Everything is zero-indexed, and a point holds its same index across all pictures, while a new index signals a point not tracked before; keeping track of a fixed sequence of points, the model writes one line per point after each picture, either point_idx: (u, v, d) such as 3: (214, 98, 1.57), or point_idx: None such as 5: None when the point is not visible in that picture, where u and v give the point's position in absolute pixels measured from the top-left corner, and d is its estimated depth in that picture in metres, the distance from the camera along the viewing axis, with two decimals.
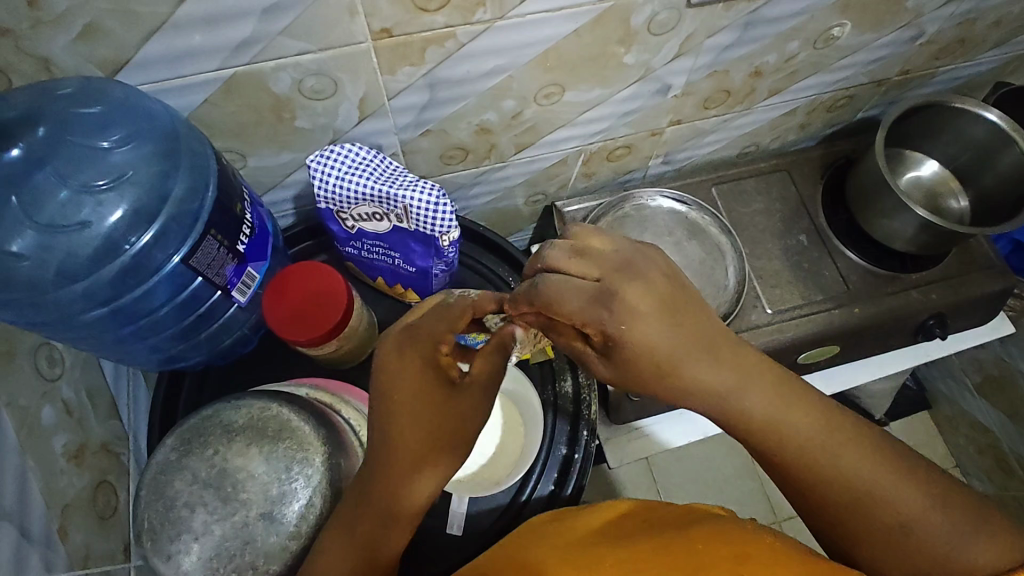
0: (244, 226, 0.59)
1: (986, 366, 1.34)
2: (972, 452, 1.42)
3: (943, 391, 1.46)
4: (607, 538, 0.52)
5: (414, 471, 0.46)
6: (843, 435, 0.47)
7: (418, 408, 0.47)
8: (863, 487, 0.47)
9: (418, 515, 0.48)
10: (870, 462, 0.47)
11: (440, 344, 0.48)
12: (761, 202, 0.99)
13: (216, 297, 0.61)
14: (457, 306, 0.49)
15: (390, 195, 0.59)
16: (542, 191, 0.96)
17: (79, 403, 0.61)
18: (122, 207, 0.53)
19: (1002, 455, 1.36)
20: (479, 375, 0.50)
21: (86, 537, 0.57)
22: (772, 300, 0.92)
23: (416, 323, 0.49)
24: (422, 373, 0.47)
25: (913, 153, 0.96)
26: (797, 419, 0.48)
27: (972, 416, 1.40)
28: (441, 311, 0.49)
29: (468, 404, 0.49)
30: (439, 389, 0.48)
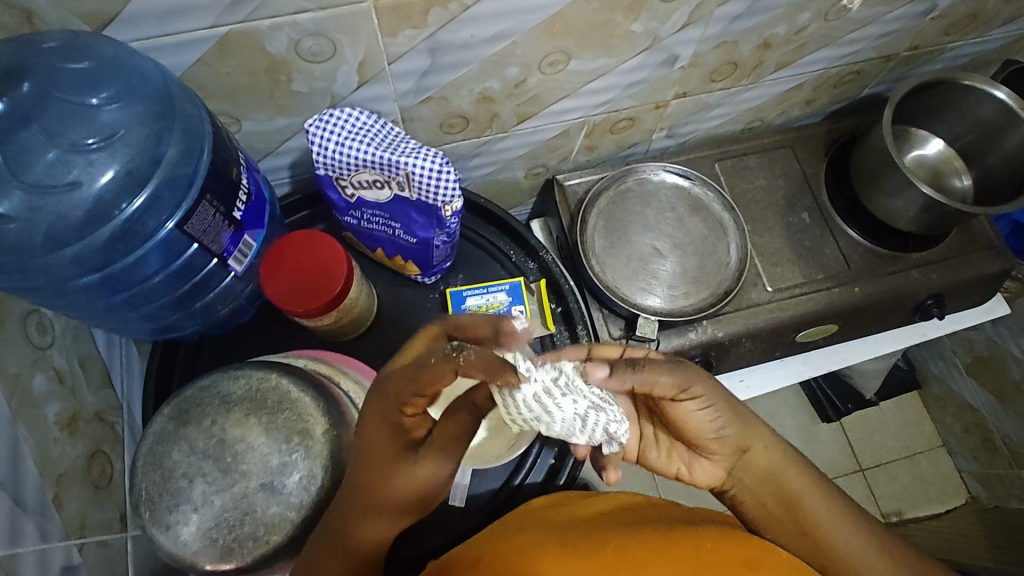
0: (240, 192, 0.57)
1: (976, 347, 1.34)
2: (959, 431, 1.45)
3: (933, 371, 1.48)
4: (612, 526, 0.54)
5: (387, 492, 0.48)
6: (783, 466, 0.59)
7: (382, 463, 0.47)
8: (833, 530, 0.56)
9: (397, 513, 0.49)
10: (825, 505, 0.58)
11: (406, 406, 0.44)
12: (764, 178, 0.98)
13: (211, 266, 0.60)
14: (432, 371, 0.41)
15: (392, 162, 0.57)
16: (543, 163, 0.94)
17: (71, 372, 0.59)
18: (112, 168, 0.51)
19: (989, 435, 1.38)
20: (439, 435, 0.49)
21: (81, 506, 0.56)
22: (773, 278, 0.92)
23: (389, 379, 0.44)
24: (385, 432, 0.46)
25: (918, 130, 0.95)
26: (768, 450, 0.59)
27: (960, 396, 1.42)
28: (415, 373, 0.42)
29: (428, 466, 0.48)
30: (400, 448, 0.47)
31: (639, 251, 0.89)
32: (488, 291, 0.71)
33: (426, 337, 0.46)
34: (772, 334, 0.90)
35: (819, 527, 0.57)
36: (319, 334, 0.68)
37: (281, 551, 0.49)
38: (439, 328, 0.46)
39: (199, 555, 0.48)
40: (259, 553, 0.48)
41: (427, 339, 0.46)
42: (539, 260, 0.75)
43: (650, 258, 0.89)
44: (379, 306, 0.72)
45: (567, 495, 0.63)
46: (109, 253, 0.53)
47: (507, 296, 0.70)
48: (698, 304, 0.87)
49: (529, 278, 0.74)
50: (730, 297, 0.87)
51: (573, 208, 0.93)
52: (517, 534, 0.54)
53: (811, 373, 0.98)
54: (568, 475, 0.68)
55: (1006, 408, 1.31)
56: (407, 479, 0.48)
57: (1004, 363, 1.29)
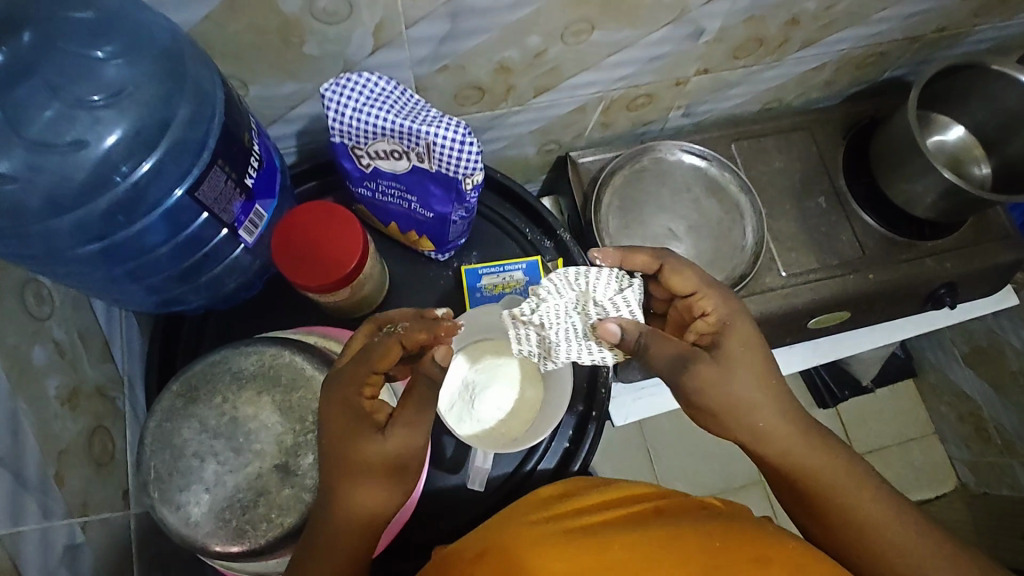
0: (252, 158, 0.55)
1: (975, 336, 1.34)
2: (952, 418, 1.43)
3: (930, 359, 1.46)
4: (619, 523, 0.55)
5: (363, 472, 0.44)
6: (819, 449, 0.56)
7: (348, 446, 0.44)
8: (851, 511, 0.55)
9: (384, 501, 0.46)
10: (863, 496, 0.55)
11: (363, 386, 0.45)
12: (781, 161, 0.96)
13: (219, 238, 0.57)
14: (381, 348, 0.45)
15: (412, 131, 0.54)
16: (556, 140, 0.91)
17: (71, 344, 0.57)
18: (118, 129, 0.48)
19: (983, 424, 1.36)
20: (403, 414, 0.45)
21: (83, 483, 0.54)
22: (789, 263, 0.90)
23: (345, 368, 0.46)
24: (343, 417, 0.44)
25: (940, 116, 0.93)
26: (783, 429, 0.55)
27: (959, 386, 1.39)
28: (365, 355, 0.45)
29: (399, 445, 0.44)
30: (362, 432, 0.44)
31: (654, 232, 0.88)
32: (505, 269, 0.70)
33: (362, 333, 0.49)
34: (784, 320, 0.89)
35: (849, 514, 0.55)
36: (329, 311, 0.67)
37: (295, 536, 0.47)
38: (369, 324, 0.49)
39: (210, 537, 0.46)
40: (273, 536, 0.46)
41: (363, 334, 0.49)
42: (555, 240, 0.73)
43: (664, 240, 0.88)
44: (389, 285, 0.70)
45: (576, 482, 0.64)
46: (111, 221, 0.51)
47: (524, 275, 0.70)
48: None
49: (544, 258, 0.73)
50: (745, 281, 0.86)
51: (586, 186, 0.91)
52: (525, 525, 0.55)
53: (819, 360, 0.98)
54: (582, 462, 0.67)
55: (1003, 397, 1.31)
56: (375, 462, 0.45)
57: (1003, 352, 1.28)
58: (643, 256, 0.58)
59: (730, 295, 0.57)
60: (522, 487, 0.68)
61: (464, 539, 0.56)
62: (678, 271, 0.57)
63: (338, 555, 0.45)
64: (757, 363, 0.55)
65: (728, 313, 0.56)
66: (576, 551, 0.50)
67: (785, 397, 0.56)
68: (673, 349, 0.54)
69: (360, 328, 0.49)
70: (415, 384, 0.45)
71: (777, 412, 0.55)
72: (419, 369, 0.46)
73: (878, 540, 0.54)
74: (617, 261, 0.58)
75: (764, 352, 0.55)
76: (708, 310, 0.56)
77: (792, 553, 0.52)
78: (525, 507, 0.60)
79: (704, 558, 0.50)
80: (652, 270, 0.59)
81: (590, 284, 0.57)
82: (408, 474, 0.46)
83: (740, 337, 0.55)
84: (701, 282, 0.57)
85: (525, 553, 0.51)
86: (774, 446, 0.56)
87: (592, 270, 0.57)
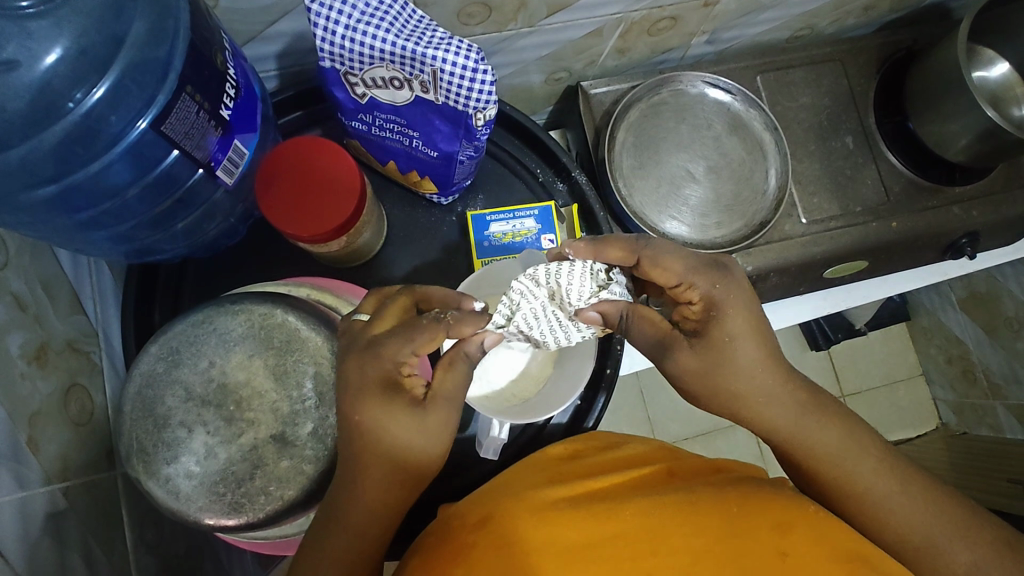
0: (226, 84, 0.48)
1: (974, 281, 1.13)
2: (941, 361, 1.26)
3: (924, 302, 1.26)
4: (628, 488, 0.50)
5: (380, 447, 0.43)
6: (829, 426, 0.49)
7: (369, 420, 0.43)
8: (847, 487, 0.48)
9: (401, 477, 0.45)
10: (881, 476, 0.48)
11: (400, 367, 0.44)
12: (809, 96, 0.89)
13: (196, 177, 0.52)
14: (428, 331, 0.43)
15: (415, 55, 0.46)
16: (567, 68, 0.80)
17: (33, 296, 0.51)
18: (58, 47, 0.38)
19: (971, 366, 1.19)
20: (442, 392, 0.45)
21: (62, 446, 0.50)
22: (809, 209, 0.85)
23: (384, 343, 0.43)
24: (376, 399, 0.43)
25: (986, 49, 0.85)
26: (786, 412, 0.48)
27: (949, 330, 1.21)
28: (406, 333, 0.43)
29: (439, 419, 0.45)
30: (403, 408, 0.43)
31: (670, 173, 0.82)
32: (515, 216, 0.68)
33: (397, 309, 0.46)
34: (801, 270, 0.85)
35: (863, 500, 0.48)
36: (324, 259, 0.63)
37: (297, 507, 0.46)
38: (406, 298, 0.47)
39: (203, 511, 0.44)
40: (272, 509, 0.45)
41: (401, 309, 0.46)
42: (569, 181, 0.71)
43: (681, 181, 0.82)
44: (385, 232, 0.67)
45: (586, 441, 0.61)
46: (68, 156, 0.43)
47: (536, 223, 0.68)
48: (731, 236, 0.81)
49: (557, 202, 0.71)
50: (766, 228, 0.81)
51: (598, 120, 0.83)
52: (523, 492, 0.50)
53: (829, 309, 0.95)
54: (597, 416, 0.68)
55: (994, 342, 1.13)
56: (389, 438, 0.43)
57: (1000, 300, 1.09)
58: (618, 249, 0.50)
59: (721, 274, 0.48)
60: (525, 440, 0.67)
61: (463, 504, 0.53)
62: (659, 257, 0.49)
63: (353, 534, 0.44)
64: (751, 355, 0.47)
65: (719, 297, 0.47)
66: (577, 519, 0.46)
67: (784, 382, 0.48)
68: (653, 333, 0.50)
69: (396, 299, 0.46)
70: (453, 362, 0.47)
71: (778, 395, 0.48)
72: (459, 347, 0.48)
73: (896, 524, 0.47)
74: (591, 256, 0.51)
75: (761, 337, 0.48)
76: (693, 295, 0.48)
77: (817, 519, 0.45)
78: (526, 469, 0.56)
79: (721, 524, 0.45)
80: (631, 263, 0.51)
81: (562, 281, 0.52)
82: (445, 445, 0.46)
83: (730, 326, 0.47)
84: (689, 266, 0.48)
85: (514, 515, 0.47)
86: (771, 428, 0.49)
87: (562, 268, 0.51)
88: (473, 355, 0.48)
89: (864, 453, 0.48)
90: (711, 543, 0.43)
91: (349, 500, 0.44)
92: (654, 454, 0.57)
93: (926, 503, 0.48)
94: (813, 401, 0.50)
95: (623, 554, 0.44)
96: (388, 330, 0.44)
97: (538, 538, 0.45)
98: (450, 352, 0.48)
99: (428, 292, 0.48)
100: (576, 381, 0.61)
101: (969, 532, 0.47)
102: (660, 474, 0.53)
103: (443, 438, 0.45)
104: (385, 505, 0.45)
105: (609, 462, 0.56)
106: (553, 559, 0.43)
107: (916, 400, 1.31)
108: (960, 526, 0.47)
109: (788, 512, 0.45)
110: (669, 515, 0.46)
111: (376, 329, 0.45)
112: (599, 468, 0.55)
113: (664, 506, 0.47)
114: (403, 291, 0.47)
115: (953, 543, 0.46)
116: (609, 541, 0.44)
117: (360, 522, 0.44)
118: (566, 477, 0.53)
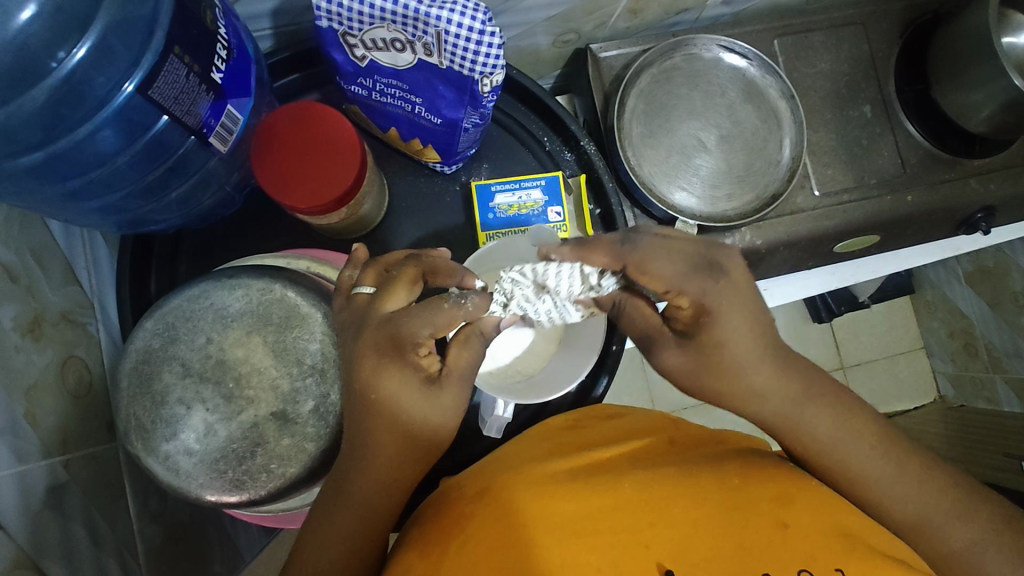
0: (217, 45, 0.45)
1: (982, 255, 1.11)
2: (943, 335, 1.24)
3: (931, 277, 1.24)
4: (629, 462, 0.50)
5: (368, 415, 0.43)
6: (832, 403, 0.47)
7: (366, 390, 0.43)
8: (842, 462, 0.47)
9: (400, 452, 0.44)
10: (878, 449, 0.47)
11: (417, 347, 0.43)
12: (828, 61, 0.85)
13: (187, 144, 0.50)
14: (448, 316, 0.42)
15: (416, 14, 0.43)
16: (576, 30, 0.75)
17: (25, 267, 0.49)
18: (32, 4, 0.37)
19: (973, 339, 1.18)
20: (456, 368, 0.45)
21: (60, 418, 0.50)
22: (822, 181, 0.83)
23: (401, 320, 0.42)
24: (390, 379, 0.42)
25: (1016, 14, 0.80)
26: (779, 395, 0.46)
27: (953, 303, 1.20)
28: (428, 314, 0.41)
29: (453, 395, 0.45)
30: (417, 387, 0.43)
31: (681, 142, 0.79)
32: (521, 187, 0.66)
33: (404, 281, 0.44)
34: (812, 244, 0.83)
35: (862, 476, 0.47)
36: (325, 231, 0.62)
37: (300, 483, 0.45)
38: (413, 269, 0.45)
39: (205, 487, 0.44)
40: (274, 485, 0.45)
41: (408, 281, 0.44)
42: (577, 151, 0.69)
43: (692, 151, 0.79)
44: (388, 203, 0.66)
45: (589, 411, 0.61)
46: (53, 122, 0.41)
47: (543, 195, 0.66)
48: (742, 209, 0.78)
49: (564, 172, 0.69)
50: (777, 202, 0.79)
51: (607, 86, 0.79)
52: (521, 467, 0.49)
53: (836, 284, 0.93)
54: (604, 388, 0.68)
55: (1000, 318, 1.11)
56: (382, 406, 0.42)
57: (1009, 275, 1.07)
58: (601, 257, 0.46)
59: (714, 276, 0.44)
60: (528, 414, 0.67)
61: (461, 478, 0.52)
62: (645, 263, 0.44)
63: (348, 511, 0.43)
64: (743, 357, 0.45)
65: (709, 303, 0.44)
66: (575, 494, 0.45)
67: (781, 369, 0.46)
68: (643, 325, 0.51)
69: (401, 272, 0.45)
70: (469, 338, 0.47)
71: (773, 385, 0.46)
72: (474, 325, 0.47)
73: (897, 502, 0.46)
74: (577, 261, 0.47)
75: (758, 325, 0.45)
76: (683, 301, 0.46)
77: (820, 494, 0.44)
78: (522, 442, 0.55)
79: (721, 496, 0.44)
80: (618, 267, 0.47)
81: (550, 279, 0.50)
82: (456, 424, 0.46)
83: (720, 332, 0.45)
84: (678, 274, 0.44)
85: (513, 488, 0.46)
86: (764, 409, 0.47)
87: (550, 268, 0.49)
88: (488, 333, 0.48)
89: (863, 430, 0.47)
90: (714, 520, 0.42)
91: (350, 473, 0.43)
92: (655, 427, 0.56)
93: (935, 487, 0.47)
94: (816, 378, 0.48)
95: (622, 529, 0.43)
96: (396, 306, 0.43)
97: (538, 511, 0.44)
98: (466, 329, 0.47)
99: (434, 264, 0.46)
100: (582, 362, 0.61)
101: (970, 511, 0.46)
102: (661, 445, 0.52)
103: (453, 417, 0.46)
104: (384, 483, 0.44)
105: (610, 433, 0.55)
106: (554, 535, 0.43)
107: (917, 373, 1.30)
108: (964, 509, 0.46)
109: (792, 486, 0.44)
110: (670, 487, 0.45)
111: (392, 305, 0.43)
112: (599, 440, 0.54)
113: (662, 479, 0.46)
114: (409, 261, 0.46)
115: (954, 523, 0.46)
116: (608, 518, 0.44)
117: (354, 499, 0.43)
118: (564, 450, 0.52)
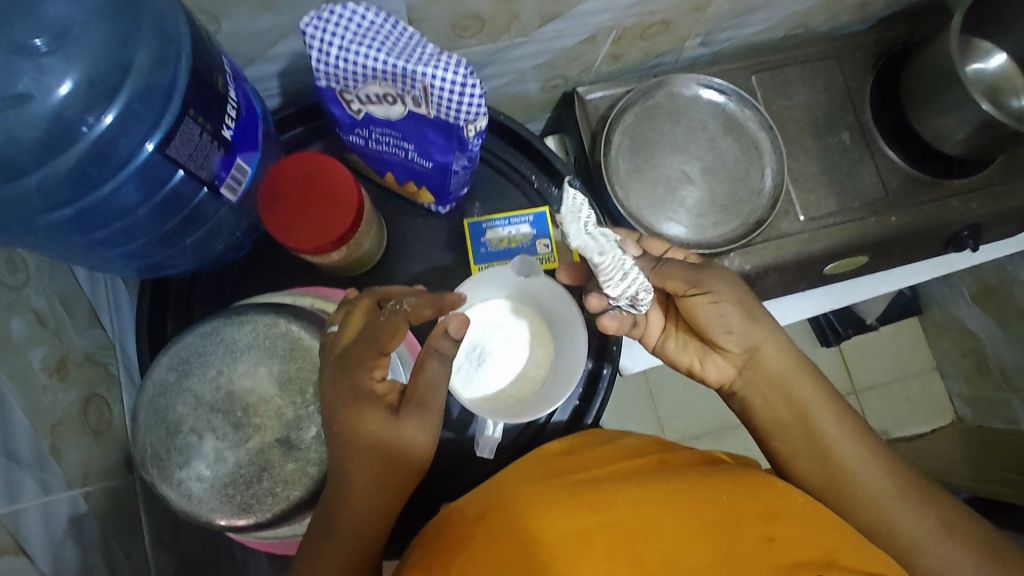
0: (227, 106, 0.51)
1: (983, 273, 1.12)
2: (953, 354, 1.24)
3: (934, 295, 1.25)
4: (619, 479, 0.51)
5: (359, 442, 0.45)
6: (819, 387, 0.59)
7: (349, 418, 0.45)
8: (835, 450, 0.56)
9: (382, 474, 0.46)
10: (856, 442, 0.57)
11: (372, 369, 0.46)
12: (805, 94, 0.89)
13: (201, 196, 0.55)
14: (388, 329, 0.45)
15: (404, 72, 0.48)
16: (562, 75, 0.81)
17: (53, 311, 0.54)
18: (69, 79, 0.42)
19: (982, 358, 1.17)
20: (418, 395, 0.47)
21: (83, 454, 0.53)
22: (807, 206, 0.86)
23: (351, 349, 0.45)
24: (358, 408, 0.45)
25: (984, 41, 0.84)
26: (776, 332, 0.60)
27: (959, 321, 1.20)
28: (369, 333, 0.45)
29: (414, 425, 0.47)
30: (383, 415, 0.46)
31: (666, 174, 0.83)
32: (511, 222, 0.71)
33: (357, 311, 0.48)
34: (800, 267, 0.86)
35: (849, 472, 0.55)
36: (327, 271, 0.66)
37: (303, 506, 0.48)
38: (367, 299, 0.49)
39: (215, 511, 0.47)
40: (279, 509, 0.47)
41: (361, 311, 0.48)
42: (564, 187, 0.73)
43: (677, 183, 0.83)
44: (388, 243, 0.70)
45: (584, 436, 0.62)
46: (82, 179, 0.46)
47: (531, 228, 0.71)
48: (728, 235, 0.82)
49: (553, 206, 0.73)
50: (763, 227, 0.82)
51: (594, 125, 0.84)
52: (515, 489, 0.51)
53: (832, 305, 0.95)
54: (596, 414, 0.69)
55: (1006, 335, 1.11)
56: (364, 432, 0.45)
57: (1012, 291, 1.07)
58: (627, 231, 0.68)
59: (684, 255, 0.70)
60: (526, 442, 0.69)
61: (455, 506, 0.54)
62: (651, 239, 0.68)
63: (341, 535, 0.46)
64: (747, 296, 0.60)
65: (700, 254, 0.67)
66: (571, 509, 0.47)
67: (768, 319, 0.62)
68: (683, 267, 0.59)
69: (356, 303, 0.48)
70: (425, 359, 0.48)
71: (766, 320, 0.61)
72: (430, 344, 0.48)
73: (877, 498, 0.54)
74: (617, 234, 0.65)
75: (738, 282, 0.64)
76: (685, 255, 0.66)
77: (804, 512, 0.46)
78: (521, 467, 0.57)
79: (708, 512, 0.46)
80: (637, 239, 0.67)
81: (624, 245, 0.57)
82: (431, 449, 0.49)
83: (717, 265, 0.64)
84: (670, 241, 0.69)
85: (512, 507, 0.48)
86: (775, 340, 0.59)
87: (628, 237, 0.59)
88: (445, 351, 0.48)
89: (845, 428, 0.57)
90: (699, 537, 0.44)
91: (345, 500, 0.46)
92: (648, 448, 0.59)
93: (899, 486, 0.55)
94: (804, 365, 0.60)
95: (615, 544, 0.44)
96: (352, 337, 0.46)
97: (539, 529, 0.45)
98: (423, 350, 0.48)
99: (384, 290, 0.50)
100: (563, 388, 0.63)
101: (932, 510, 0.54)
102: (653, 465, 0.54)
103: (427, 441, 0.48)
104: (369, 507, 0.47)
105: (603, 456, 0.57)
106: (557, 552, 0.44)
107: (929, 393, 1.29)
108: (925, 508, 0.53)
109: (778, 504, 0.46)
110: (657, 503, 0.47)
111: (342, 337, 0.47)
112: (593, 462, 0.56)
113: (651, 496, 0.47)
114: (362, 295, 0.49)
115: (923, 522, 0.53)
116: (597, 535, 0.45)
117: (343, 521, 0.46)
118: (561, 472, 0.54)
